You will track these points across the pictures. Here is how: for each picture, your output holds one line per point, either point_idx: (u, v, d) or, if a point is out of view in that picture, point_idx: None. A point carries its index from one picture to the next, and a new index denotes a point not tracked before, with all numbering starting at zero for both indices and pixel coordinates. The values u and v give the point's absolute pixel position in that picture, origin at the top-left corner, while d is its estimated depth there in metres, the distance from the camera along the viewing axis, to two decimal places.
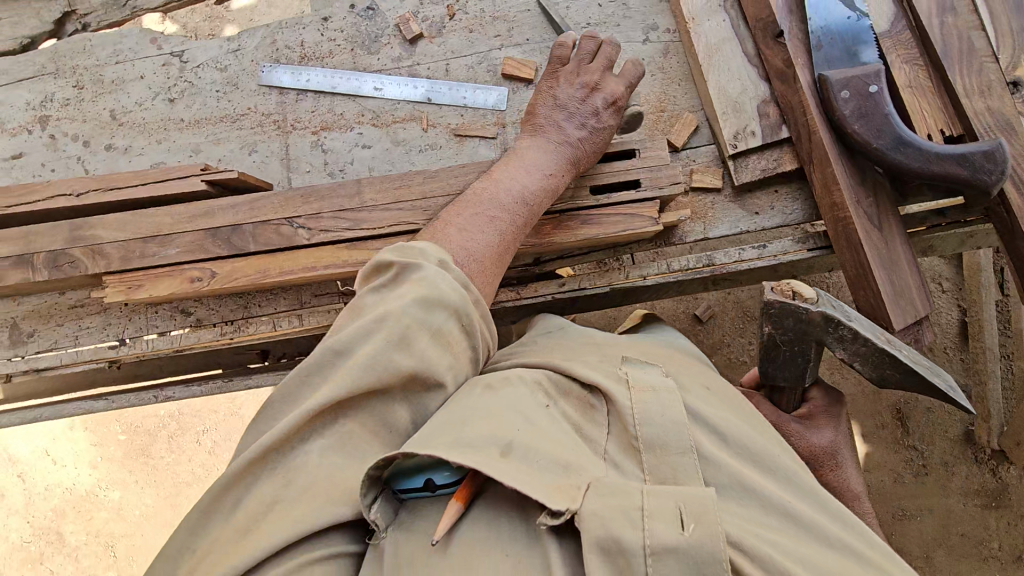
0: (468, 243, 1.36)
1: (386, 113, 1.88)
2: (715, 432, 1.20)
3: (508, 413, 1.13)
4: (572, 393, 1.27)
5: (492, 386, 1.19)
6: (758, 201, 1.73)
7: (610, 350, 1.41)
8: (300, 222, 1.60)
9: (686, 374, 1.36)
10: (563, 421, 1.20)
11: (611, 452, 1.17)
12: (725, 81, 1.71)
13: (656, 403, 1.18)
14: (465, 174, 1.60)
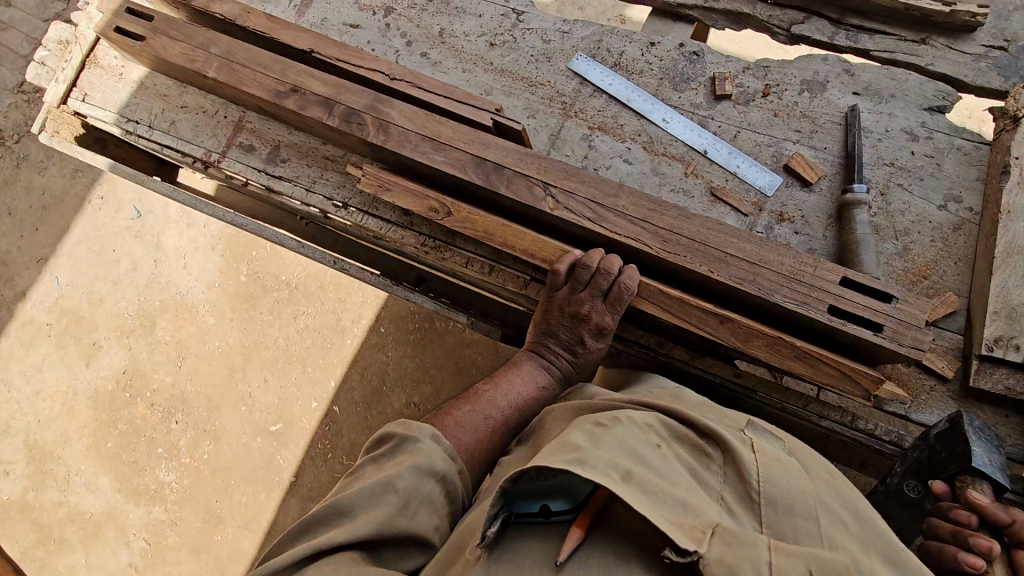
0: (513, 397, 1.58)
1: (661, 144, 1.96)
2: (835, 510, 1.16)
3: (624, 450, 1.17)
4: (687, 440, 1.29)
5: (605, 424, 1.25)
6: (979, 414, 1.60)
7: (735, 416, 1.41)
8: (553, 191, 1.70)
9: (811, 454, 1.33)
10: (678, 461, 1.23)
11: (727, 499, 1.18)
12: (1012, 286, 1.59)
13: (776, 469, 1.20)
14: (717, 230, 1.62)
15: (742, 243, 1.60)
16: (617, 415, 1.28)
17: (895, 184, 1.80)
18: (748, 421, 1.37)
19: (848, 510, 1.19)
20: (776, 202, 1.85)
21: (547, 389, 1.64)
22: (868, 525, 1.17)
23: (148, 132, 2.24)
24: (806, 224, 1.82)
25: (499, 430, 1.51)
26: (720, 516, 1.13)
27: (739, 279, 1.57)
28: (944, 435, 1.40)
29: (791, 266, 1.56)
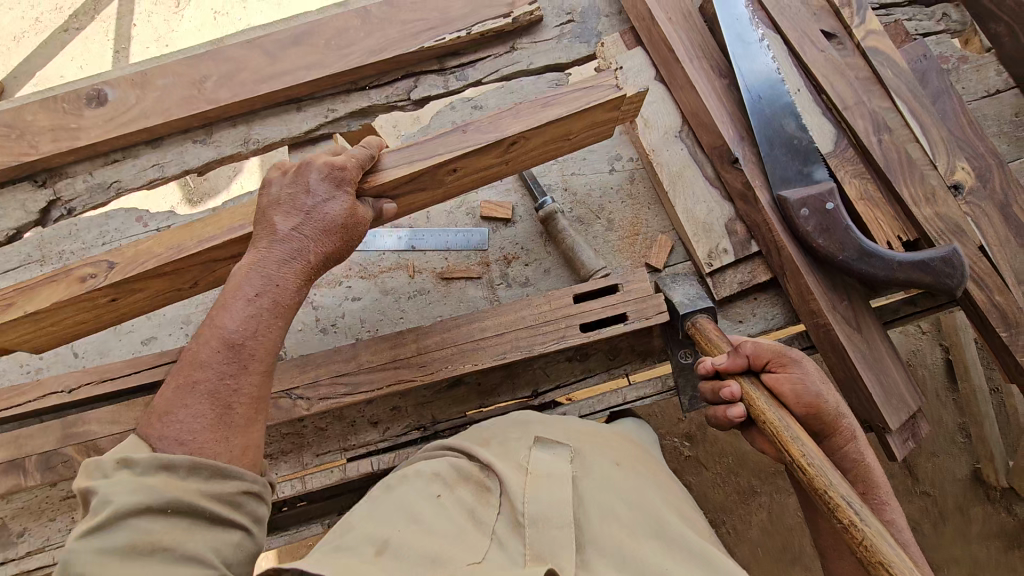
0: (226, 330, 1.23)
1: (373, 264, 1.93)
2: (608, 506, 1.36)
3: (398, 512, 1.33)
4: (472, 478, 1.41)
5: (392, 487, 1.40)
6: (739, 310, 1.81)
7: (533, 424, 1.54)
8: (298, 392, 1.62)
9: (596, 447, 1.50)
10: (455, 507, 1.35)
11: (498, 531, 1.31)
12: (692, 206, 1.80)
13: (544, 491, 1.34)
14: (457, 325, 1.64)
15: (485, 321, 1.64)
16: (406, 473, 1.42)
17: (570, 176, 1.96)
18: (537, 436, 1.48)
19: (625, 503, 1.37)
20: (496, 249, 1.92)
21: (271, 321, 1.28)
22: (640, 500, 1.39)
23: None
24: (528, 252, 1.91)
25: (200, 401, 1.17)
26: (485, 550, 1.28)
27: (502, 354, 1.62)
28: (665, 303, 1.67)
29: (532, 313, 1.64)
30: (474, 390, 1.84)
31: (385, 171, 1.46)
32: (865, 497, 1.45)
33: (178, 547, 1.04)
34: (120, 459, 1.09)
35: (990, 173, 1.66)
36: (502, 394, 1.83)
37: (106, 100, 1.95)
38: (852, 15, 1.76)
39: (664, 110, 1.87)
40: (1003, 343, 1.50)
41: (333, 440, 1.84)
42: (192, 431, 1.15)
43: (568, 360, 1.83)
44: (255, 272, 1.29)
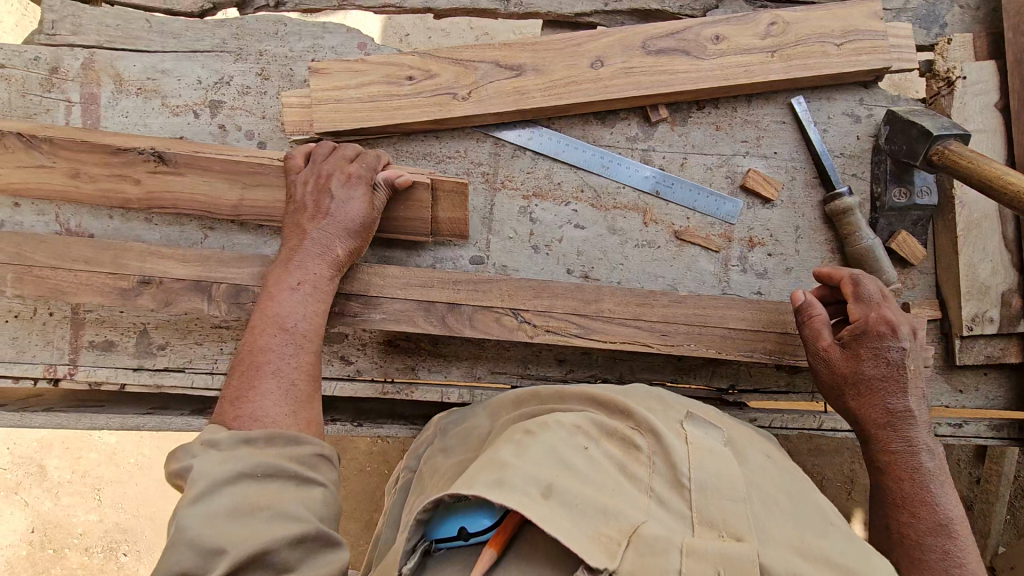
0: (289, 318, 1.26)
1: (609, 196, 1.71)
2: (770, 493, 1.17)
3: (551, 459, 1.09)
4: (617, 432, 1.20)
5: (532, 433, 1.15)
6: (965, 380, 1.71)
7: (674, 403, 1.38)
8: (526, 316, 1.46)
9: (744, 438, 1.34)
10: (608, 461, 1.14)
11: (657, 489, 1.10)
12: (977, 261, 1.63)
13: (710, 464, 1.14)
14: (712, 305, 1.48)
15: (742, 311, 1.48)
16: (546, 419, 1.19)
17: (850, 176, 1.72)
18: (686, 413, 1.31)
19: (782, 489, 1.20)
20: (744, 227, 1.71)
21: (316, 263, 1.33)
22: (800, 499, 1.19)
23: None
24: (777, 243, 1.71)
25: (270, 351, 1.20)
26: (647, 509, 1.07)
27: (750, 352, 1.48)
28: (891, 132, 1.62)
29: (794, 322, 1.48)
30: (671, 364, 1.72)
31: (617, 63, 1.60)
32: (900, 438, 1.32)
33: (276, 506, 1.00)
34: (206, 440, 1.05)
35: None
36: (696, 376, 1.72)
37: None
38: None
39: (992, 145, 1.63)
40: None
41: (511, 363, 1.70)
42: (277, 409, 1.15)
43: (777, 368, 1.71)
44: (308, 237, 1.35)
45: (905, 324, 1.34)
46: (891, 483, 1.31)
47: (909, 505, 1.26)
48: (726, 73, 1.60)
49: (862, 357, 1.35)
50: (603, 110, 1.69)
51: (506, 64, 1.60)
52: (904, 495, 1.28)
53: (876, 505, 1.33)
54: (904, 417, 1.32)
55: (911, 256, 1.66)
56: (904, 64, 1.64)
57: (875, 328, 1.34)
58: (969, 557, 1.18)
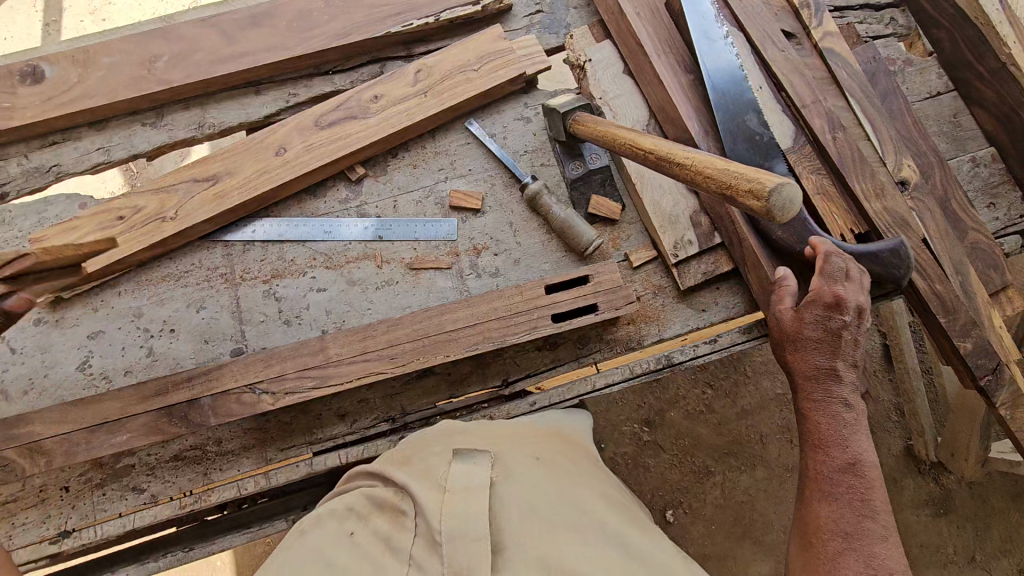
0: None
1: (339, 254, 1.88)
2: (533, 505, 1.24)
3: (306, 560, 1.18)
4: (388, 506, 1.27)
5: (304, 532, 1.27)
6: (703, 299, 1.88)
7: (456, 438, 1.45)
8: (262, 387, 1.56)
9: (522, 451, 1.44)
10: (371, 540, 1.21)
11: (416, 554, 1.15)
12: (659, 197, 1.84)
13: (465, 505, 1.18)
14: (429, 317, 1.62)
15: (456, 312, 1.63)
16: (320, 515, 1.30)
17: (538, 167, 1.94)
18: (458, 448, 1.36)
19: (547, 498, 1.28)
20: (465, 239, 1.90)
21: None
22: (563, 502, 1.28)
23: None
24: (499, 242, 1.90)
25: None
26: None
27: (475, 345, 1.61)
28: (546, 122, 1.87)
29: (503, 304, 1.63)
30: (444, 381, 1.82)
31: (297, 146, 1.83)
32: (811, 384, 1.41)
33: None
34: None
35: (931, 170, 1.79)
36: (471, 384, 1.83)
37: (43, 77, 1.83)
38: (811, 17, 1.86)
39: (632, 103, 1.89)
40: (942, 327, 1.61)
41: (298, 434, 1.78)
42: None
43: (538, 349, 1.85)
44: None
45: (857, 301, 1.39)
46: (811, 426, 1.39)
47: (819, 444, 1.36)
48: (392, 122, 1.84)
49: (809, 321, 1.41)
50: (309, 186, 1.89)
51: (203, 178, 1.80)
52: (819, 438, 1.37)
53: (800, 445, 1.41)
54: (829, 372, 1.38)
55: (608, 213, 1.87)
56: (538, 66, 1.93)
57: (825, 299, 1.40)
58: (875, 493, 1.27)
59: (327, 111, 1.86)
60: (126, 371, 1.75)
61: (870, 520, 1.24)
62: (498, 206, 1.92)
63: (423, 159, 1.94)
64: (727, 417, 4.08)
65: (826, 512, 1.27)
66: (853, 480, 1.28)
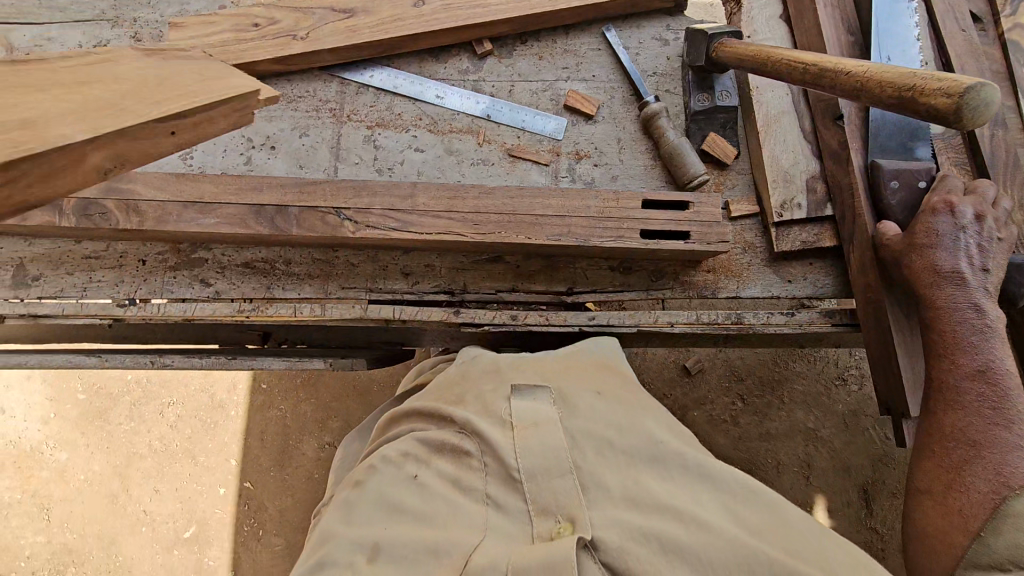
0: None
1: (444, 121, 1.87)
2: (603, 435, 1.27)
3: (376, 510, 1.23)
4: (446, 446, 1.29)
5: (360, 483, 1.28)
6: (792, 270, 1.79)
7: (507, 372, 1.44)
8: (348, 214, 1.59)
9: (578, 380, 1.42)
10: (437, 479, 1.26)
11: (492, 493, 1.22)
12: (779, 153, 1.75)
13: (538, 444, 1.24)
14: (521, 195, 1.60)
15: (549, 199, 1.60)
16: (372, 463, 1.31)
17: (663, 92, 1.88)
18: (514, 385, 1.38)
19: (614, 426, 1.29)
20: (570, 143, 1.86)
21: None
22: (634, 430, 1.28)
23: None
24: (602, 154, 1.85)
25: None
26: (483, 514, 1.20)
27: (557, 235, 1.59)
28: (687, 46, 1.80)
29: (597, 205, 1.60)
30: (511, 271, 1.82)
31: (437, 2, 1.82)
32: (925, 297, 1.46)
33: None
34: None
35: None
36: (536, 281, 1.82)
37: None
38: (1004, 4, 1.71)
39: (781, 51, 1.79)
40: None
41: (361, 278, 1.82)
42: None
43: (611, 269, 1.82)
44: None
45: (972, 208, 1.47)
46: (937, 335, 1.46)
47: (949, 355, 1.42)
48: (534, 3, 1.81)
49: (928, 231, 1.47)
50: (434, 48, 1.89)
51: (339, 9, 1.82)
52: (947, 345, 1.44)
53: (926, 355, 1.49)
54: (946, 278, 1.44)
55: (721, 156, 1.79)
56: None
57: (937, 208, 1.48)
58: (1005, 395, 1.35)
59: None
60: (221, 171, 1.82)
61: (1002, 427, 1.33)
62: (610, 119, 1.86)
63: (551, 53, 1.91)
64: (749, 434, 3.98)
65: (954, 421, 1.39)
66: (984, 388, 1.36)
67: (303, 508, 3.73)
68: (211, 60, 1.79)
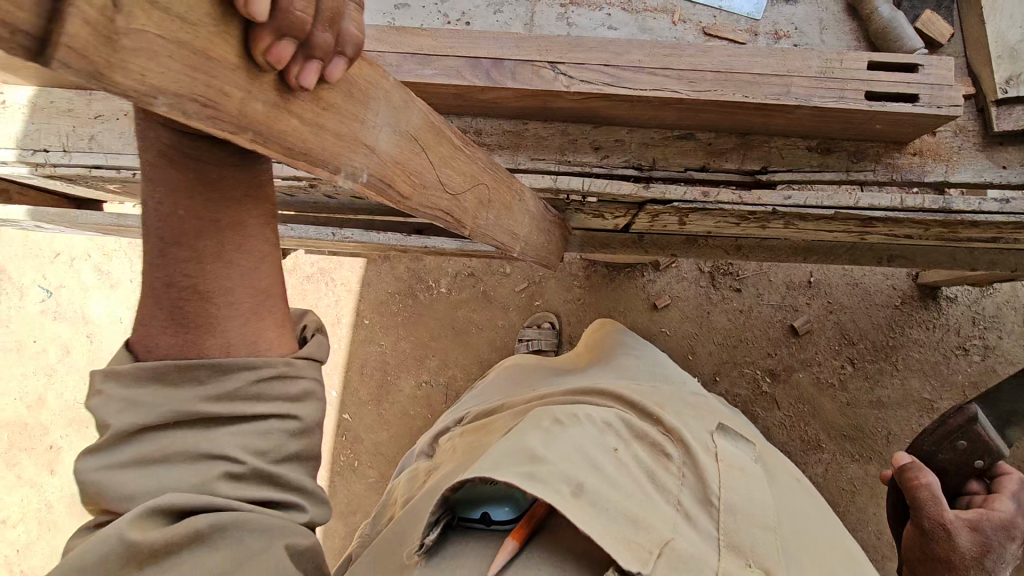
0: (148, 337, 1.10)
1: (639, 2, 1.86)
2: (783, 510, 1.53)
3: (578, 454, 1.41)
4: (648, 441, 1.57)
5: (563, 425, 1.51)
6: (1007, 155, 1.70)
7: (705, 420, 1.79)
8: (562, 69, 1.60)
9: (770, 462, 1.78)
10: (635, 463, 1.48)
11: (684, 503, 1.41)
12: (1006, 28, 1.65)
13: (736, 482, 1.49)
14: (738, 56, 1.58)
15: (767, 60, 1.57)
16: (578, 417, 1.56)
17: None
18: (719, 427, 1.75)
19: (788, 509, 1.56)
20: (768, 22, 1.82)
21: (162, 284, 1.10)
22: (800, 518, 1.56)
23: (65, 156, 1.91)
24: (801, 35, 1.81)
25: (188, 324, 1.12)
26: (671, 514, 1.37)
27: (776, 94, 1.55)
28: None
29: (816, 67, 1.56)
30: (702, 148, 1.79)
31: None
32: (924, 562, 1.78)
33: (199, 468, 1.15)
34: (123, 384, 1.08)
35: None
36: (729, 159, 1.79)
37: None
38: None
39: None
40: None
41: (550, 151, 1.83)
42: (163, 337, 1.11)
43: (808, 149, 1.77)
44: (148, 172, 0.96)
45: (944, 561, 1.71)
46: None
47: None
48: None
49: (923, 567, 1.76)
50: None
51: None
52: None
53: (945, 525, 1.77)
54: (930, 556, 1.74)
55: (937, 33, 1.71)
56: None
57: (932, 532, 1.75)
58: None
59: None
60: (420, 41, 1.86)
61: None
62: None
63: None
64: (858, 401, 3.88)
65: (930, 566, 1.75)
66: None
67: (398, 442, 4.00)
68: None
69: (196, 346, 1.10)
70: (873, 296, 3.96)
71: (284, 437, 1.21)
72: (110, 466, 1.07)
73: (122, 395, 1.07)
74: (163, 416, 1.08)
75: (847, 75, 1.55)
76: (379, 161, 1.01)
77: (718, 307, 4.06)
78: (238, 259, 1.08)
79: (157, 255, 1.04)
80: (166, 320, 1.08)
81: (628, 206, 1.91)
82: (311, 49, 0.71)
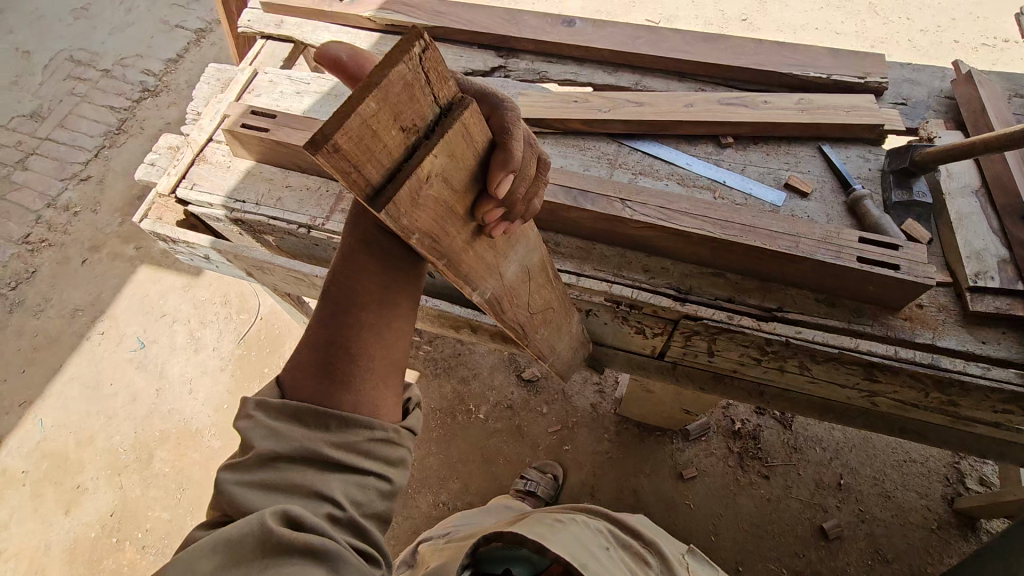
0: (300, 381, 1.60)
1: (690, 180, 2.53)
2: None
3: (579, 542, 1.84)
4: (629, 547, 2.04)
5: (560, 521, 1.97)
6: (983, 333, 2.06)
7: (681, 548, 2.20)
8: (631, 205, 2.23)
9: None
10: (621, 560, 1.93)
11: None
12: (972, 238, 2.17)
13: None
14: (759, 218, 2.16)
15: (781, 224, 2.14)
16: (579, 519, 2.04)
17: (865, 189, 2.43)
18: (691, 550, 2.17)
19: None
20: (788, 208, 2.41)
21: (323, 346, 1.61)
22: None
23: (256, 207, 2.62)
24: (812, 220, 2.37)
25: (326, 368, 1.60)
26: None
27: (787, 246, 2.07)
28: (889, 160, 2.39)
29: (819, 234, 2.10)
30: (730, 285, 2.27)
31: (702, 107, 2.63)
32: None
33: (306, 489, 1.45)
34: (273, 414, 1.51)
35: None
36: (751, 296, 2.24)
37: (572, 26, 2.98)
38: None
39: (968, 173, 2.34)
40: None
41: (609, 265, 2.36)
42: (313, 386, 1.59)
43: (817, 301, 2.20)
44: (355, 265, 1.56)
45: None
46: None
47: None
48: (770, 118, 2.56)
49: None
50: (689, 136, 2.65)
51: (633, 101, 2.69)
52: None
53: None
54: None
55: (918, 233, 2.23)
56: (894, 127, 2.51)
57: None
58: None
59: (728, 100, 2.65)
60: None
61: None
62: (819, 199, 2.43)
63: (777, 153, 2.59)
64: None
65: None
66: None
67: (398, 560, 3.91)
68: (540, 115, 2.68)
69: (332, 398, 1.56)
70: (907, 514, 3.85)
71: (375, 494, 1.52)
72: (246, 480, 1.43)
73: (267, 426, 1.49)
74: (293, 444, 1.47)
75: (843, 243, 2.07)
76: (504, 287, 1.70)
77: (744, 491, 4.00)
78: (387, 328, 1.64)
79: (330, 323, 1.60)
80: (318, 375, 1.58)
81: (665, 322, 2.33)
82: (508, 216, 1.40)
